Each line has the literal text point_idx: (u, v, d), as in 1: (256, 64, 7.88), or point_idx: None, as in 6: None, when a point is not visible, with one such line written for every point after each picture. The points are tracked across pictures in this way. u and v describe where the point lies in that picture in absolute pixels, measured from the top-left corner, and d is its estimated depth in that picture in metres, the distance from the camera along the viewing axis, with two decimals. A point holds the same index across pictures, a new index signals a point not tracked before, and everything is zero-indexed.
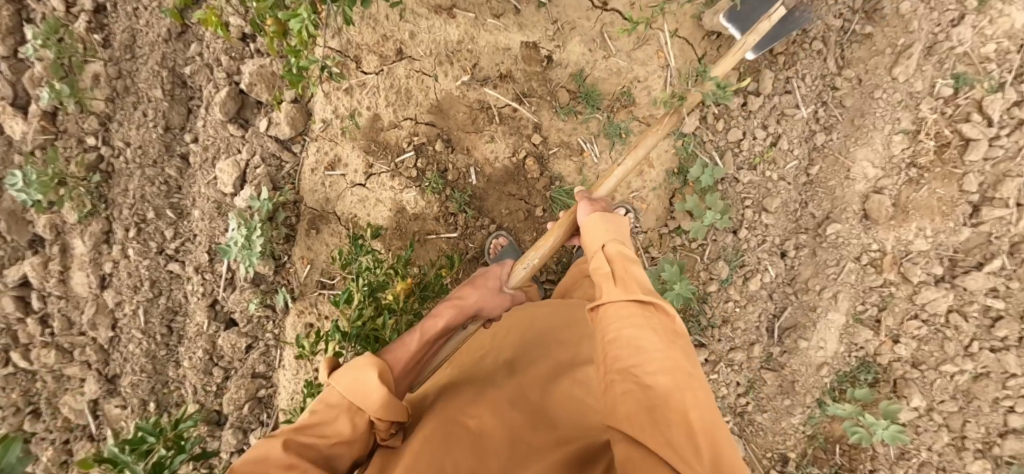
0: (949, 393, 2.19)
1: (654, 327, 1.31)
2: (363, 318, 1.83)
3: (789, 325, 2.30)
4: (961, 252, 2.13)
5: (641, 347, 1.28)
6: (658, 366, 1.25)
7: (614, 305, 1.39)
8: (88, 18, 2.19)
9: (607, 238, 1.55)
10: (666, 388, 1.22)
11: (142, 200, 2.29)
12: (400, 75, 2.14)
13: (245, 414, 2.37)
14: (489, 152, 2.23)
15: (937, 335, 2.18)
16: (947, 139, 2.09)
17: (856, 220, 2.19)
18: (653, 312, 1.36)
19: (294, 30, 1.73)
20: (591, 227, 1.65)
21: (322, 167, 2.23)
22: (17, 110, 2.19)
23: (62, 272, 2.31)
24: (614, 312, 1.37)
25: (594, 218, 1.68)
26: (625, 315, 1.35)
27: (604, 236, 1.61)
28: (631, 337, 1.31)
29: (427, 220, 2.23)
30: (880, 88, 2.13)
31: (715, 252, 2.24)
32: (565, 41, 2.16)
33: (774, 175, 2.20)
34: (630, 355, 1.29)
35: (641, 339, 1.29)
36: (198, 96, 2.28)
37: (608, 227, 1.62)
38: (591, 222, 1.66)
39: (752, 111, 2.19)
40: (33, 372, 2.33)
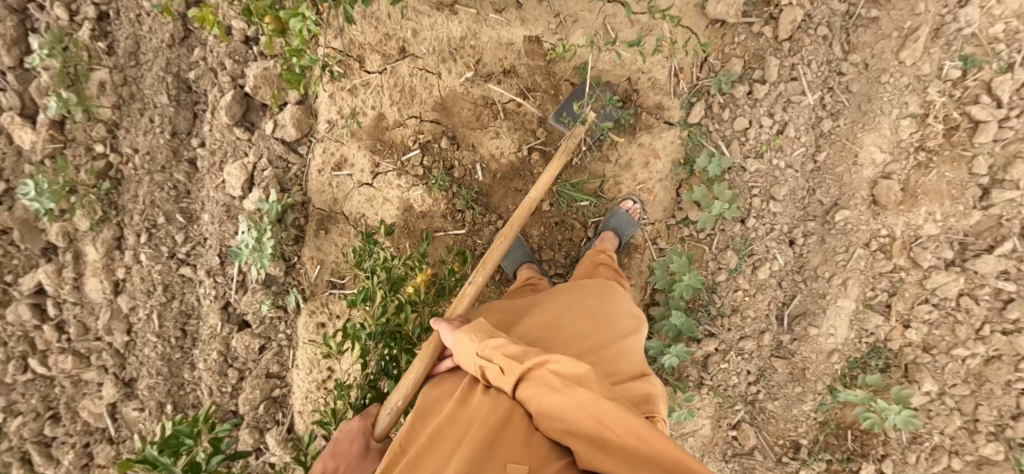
0: (960, 377, 2.19)
1: (559, 391, 1.41)
2: (387, 314, 1.90)
3: (799, 312, 2.29)
4: (972, 236, 2.12)
5: (559, 414, 1.39)
6: (585, 421, 1.37)
7: (521, 389, 1.47)
8: (91, 26, 2.20)
9: (480, 344, 1.55)
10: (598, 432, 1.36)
11: (152, 206, 2.31)
12: (404, 73, 2.14)
13: (261, 414, 2.40)
14: (494, 148, 2.22)
15: (948, 318, 2.18)
16: (957, 122, 2.07)
17: (865, 206, 2.17)
18: (552, 375, 1.44)
19: (296, 30, 1.72)
20: (458, 344, 1.63)
21: (328, 167, 2.24)
22: (26, 120, 2.20)
23: (76, 279, 2.33)
24: (525, 394, 1.45)
25: (456, 335, 1.65)
26: (531, 392, 1.44)
27: (471, 345, 1.59)
28: (547, 406, 1.41)
29: (435, 218, 2.23)
30: (887, 72, 2.11)
31: (723, 242, 2.23)
32: (568, 34, 2.15)
33: (781, 164, 2.16)
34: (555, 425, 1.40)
35: (559, 402, 1.39)
36: (203, 100, 2.30)
37: (475, 337, 1.60)
38: (454, 343, 1.64)
39: (758, 100, 2.15)
40: (51, 378, 2.37)
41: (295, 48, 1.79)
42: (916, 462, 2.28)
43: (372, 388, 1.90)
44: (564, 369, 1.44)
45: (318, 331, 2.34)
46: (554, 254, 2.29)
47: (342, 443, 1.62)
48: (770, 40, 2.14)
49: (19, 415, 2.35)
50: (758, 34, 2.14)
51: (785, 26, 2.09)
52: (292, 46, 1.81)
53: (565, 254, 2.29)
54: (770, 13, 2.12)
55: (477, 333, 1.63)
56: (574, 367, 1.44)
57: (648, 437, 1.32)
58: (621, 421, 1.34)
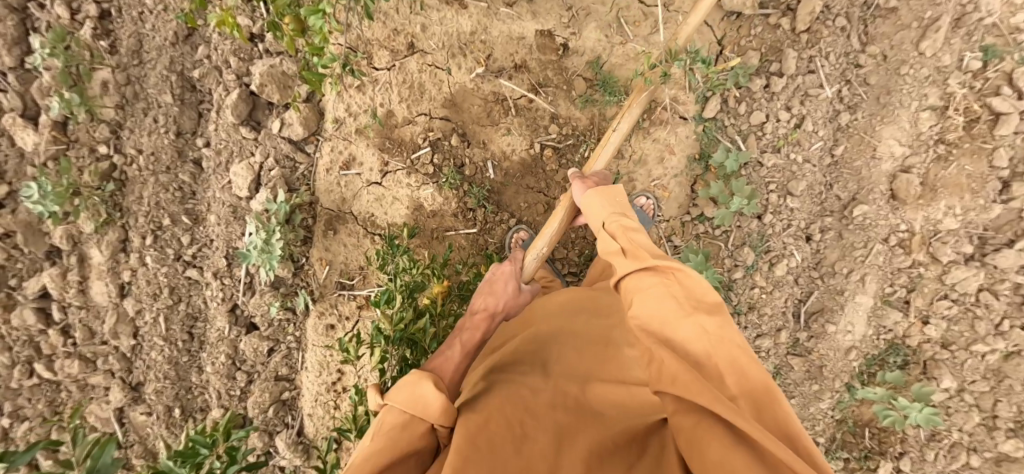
0: (980, 373, 2.16)
1: (677, 298, 1.34)
2: (404, 321, 1.85)
3: (815, 309, 2.26)
4: (992, 230, 2.08)
5: (669, 319, 1.31)
6: (696, 336, 1.27)
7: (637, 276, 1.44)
8: (93, 24, 2.15)
9: (609, 213, 1.64)
10: (704, 355, 1.25)
11: (157, 207, 2.27)
12: (412, 70, 2.10)
13: (270, 417, 2.37)
14: (506, 145, 2.18)
15: (967, 314, 2.14)
16: (977, 114, 2.03)
17: (883, 200, 2.14)
18: (675, 283, 1.37)
19: (317, 27, 1.69)
20: (590, 203, 1.75)
21: (336, 167, 2.20)
22: (27, 121, 2.16)
23: (80, 282, 2.30)
24: (633, 286, 1.44)
25: (590, 195, 1.76)
26: (649, 286, 1.39)
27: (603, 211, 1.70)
28: (655, 304, 1.35)
29: (446, 216, 2.19)
30: (906, 63, 2.06)
31: (739, 239, 2.19)
32: (581, 27, 2.10)
33: (799, 158, 2.13)
34: (661, 326, 1.32)
35: (671, 306, 1.32)
36: (208, 99, 2.26)
37: (607, 203, 1.71)
38: (586, 200, 1.76)
39: (775, 93, 2.12)
40: (57, 382, 2.34)
41: (316, 46, 1.76)
42: (935, 459, 2.25)
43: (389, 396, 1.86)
44: (693, 284, 1.35)
45: (327, 333, 2.31)
46: (568, 253, 2.25)
47: (497, 282, 1.85)
48: (787, 32, 2.10)
49: (25, 421, 2.32)
50: (775, 26, 2.11)
51: (803, 17, 2.06)
52: (312, 45, 1.78)
53: (579, 253, 2.25)
54: (787, 6, 2.09)
55: (612, 200, 1.73)
56: (704, 289, 1.35)
57: (759, 383, 1.22)
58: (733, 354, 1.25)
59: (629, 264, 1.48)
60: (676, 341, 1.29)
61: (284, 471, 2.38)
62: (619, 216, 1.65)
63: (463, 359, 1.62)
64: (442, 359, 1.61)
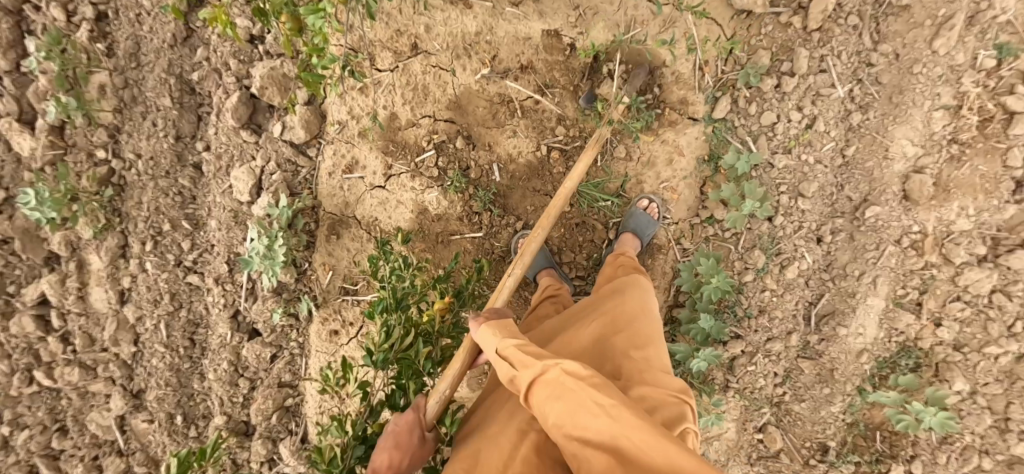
0: (993, 375, 2.13)
1: (574, 391, 1.40)
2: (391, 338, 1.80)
3: (826, 312, 2.22)
4: (1005, 230, 2.05)
5: (579, 418, 1.38)
6: (601, 432, 1.35)
7: (538, 391, 1.45)
8: (89, 26, 2.11)
9: (500, 341, 1.55)
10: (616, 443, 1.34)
11: (157, 212, 2.23)
12: (416, 71, 2.06)
13: (274, 423, 2.35)
14: (511, 148, 2.13)
15: (980, 316, 2.12)
16: (991, 113, 2.00)
17: (896, 201, 2.10)
18: (564, 377, 1.43)
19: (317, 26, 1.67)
20: (483, 338, 1.64)
21: (338, 170, 2.16)
22: (24, 126, 2.12)
23: (79, 289, 2.26)
24: (540, 397, 1.44)
25: (484, 328, 1.65)
26: (548, 395, 1.43)
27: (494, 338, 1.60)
28: (560, 412, 1.40)
29: (451, 220, 2.15)
30: (919, 62, 2.03)
31: (750, 241, 2.15)
32: (588, 27, 2.04)
33: (810, 159, 2.09)
34: (568, 431, 1.39)
35: (571, 411, 1.39)
36: (207, 102, 2.21)
37: (497, 333, 1.60)
38: (479, 335, 1.65)
39: (787, 92, 2.08)
40: (57, 390, 2.31)
41: (316, 46, 1.74)
42: (947, 462, 2.22)
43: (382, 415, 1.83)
44: (581, 376, 1.42)
45: (330, 339, 2.27)
46: (575, 257, 2.22)
47: (400, 434, 1.64)
48: (799, 30, 2.06)
49: (25, 430, 2.28)
50: (786, 25, 2.06)
51: (815, 16, 2.02)
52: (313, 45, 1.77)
53: (586, 256, 2.21)
54: (799, 4, 2.04)
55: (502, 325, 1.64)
56: (592, 376, 1.43)
57: (680, 464, 1.28)
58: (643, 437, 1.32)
59: (530, 373, 1.47)
60: (588, 442, 1.37)
61: None
62: (513, 338, 1.57)
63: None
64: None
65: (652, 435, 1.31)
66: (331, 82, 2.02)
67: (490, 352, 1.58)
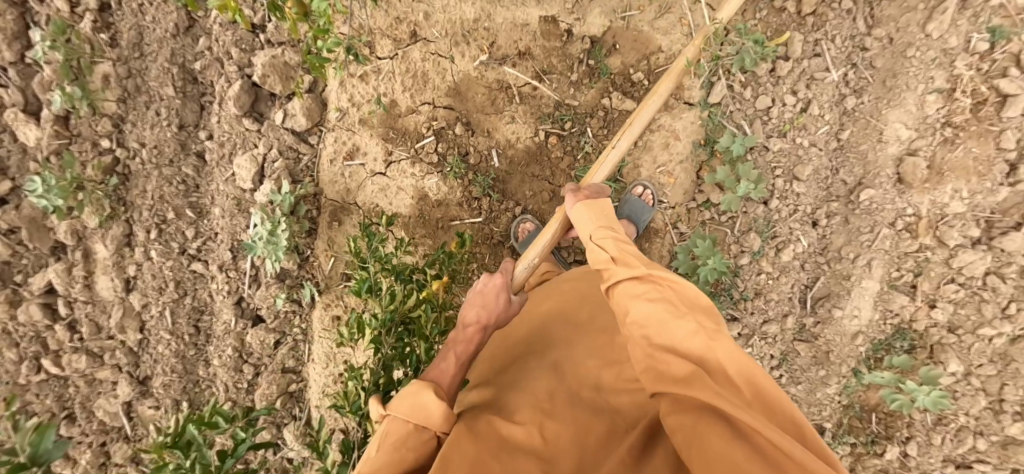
0: (986, 356, 2.16)
1: (675, 298, 1.39)
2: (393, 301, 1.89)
3: (822, 295, 2.26)
4: (999, 212, 2.07)
5: (665, 323, 1.34)
6: (690, 341, 1.30)
7: (631, 285, 1.46)
8: (93, 17, 2.14)
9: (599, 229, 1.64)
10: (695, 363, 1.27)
11: (161, 201, 2.27)
12: (415, 58, 2.07)
13: (278, 409, 2.38)
14: (509, 134, 2.15)
15: (973, 297, 2.14)
16: (984, 96, 2.02)
17: (890, 184, 2.13)
18: (667, 284, 1.43)
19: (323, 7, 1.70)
20: (581, 218, 1.75)
21: (340, 158, 2.19)
22: (30, 116, 2.15)
23: (86, 277, 2.30)
24: (632, 292, 1.45)
25: (582, 207, 1.76)
26: (641, 293, 1.43)
27: (594, 223, 1.71)
28: (650, 310, 1.38)
29: (451, 206, 2.18)
30: (912, 46, 2.05)
31: (745, 224, 2.17)
32: (585, 13, 2.06)
33: (805, 142, 2.12)
34: (650, 337, 1.34)
35: (663, 313, 1.35)
36: (210, 91, 2.24)
37: (596, 219, 1.71)
38: (577, 211, 1.76)
39: (781, 77, 2.10)
40: (65, 378, 2.34)
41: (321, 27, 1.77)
42: (941, 443, 2.26)
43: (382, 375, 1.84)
44: (683, 291, 1.41)
45: (333, 324, 2.31)
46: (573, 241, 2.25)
47: (488, 294, 1.75)
48: (793, 15, 2.10)
49: (34, 416, 2.32)
50: (780, 10, 2.10)
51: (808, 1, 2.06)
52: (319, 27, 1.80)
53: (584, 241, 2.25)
54: None
55: (602, 209, 1.75)
56: (696, 295, 1.41)
57: (764, 387, 1.23)
58: (727, 354, 1.27)
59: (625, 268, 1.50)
60: (666, 351, 1.31)
61: (292, 463, 2.39)
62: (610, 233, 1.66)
63: (456, 373, 1.55)
64: (433, 370, 1.55)
65: (734, 352, 1.27)
66: (336, 65, 2.05)
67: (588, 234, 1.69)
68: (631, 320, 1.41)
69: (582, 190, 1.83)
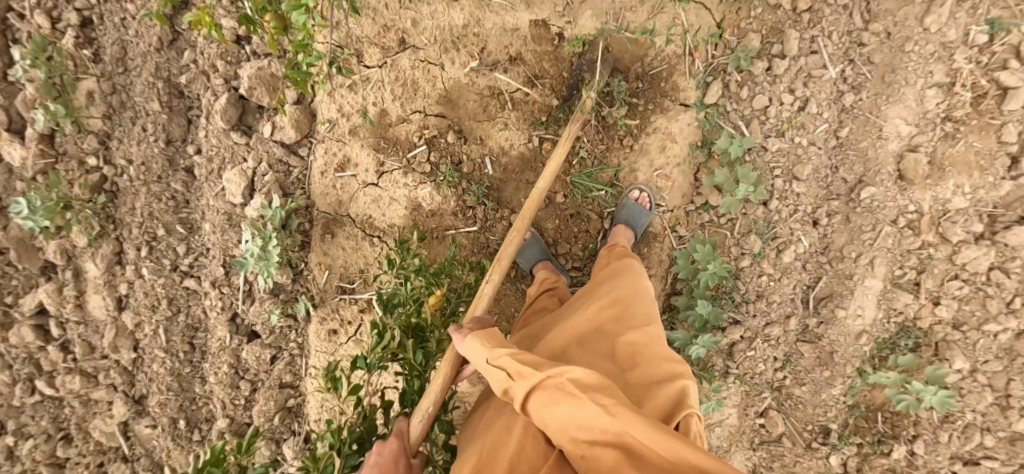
0: (992, 352, 2.14)
1: (577, 393, 1.38)
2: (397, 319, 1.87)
3: (825, 294, 2.22)
4: (1002, 207, 2.05)
5: (583, 422, 1.35)
6: (604, 431, 1.33)
7: (533, 399, 1.44)
8: (75, 33, 2.09)
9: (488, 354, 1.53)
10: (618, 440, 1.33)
11: (151, 218, 2.23)
12: (404, 66, 2.03)
13: (276, 425, 2.35)
14: (502, 141, 2.09)
15: (978, 293, 2.12)
16: (985, 89, 2.00)
17: (891, 181, 2.10)
18: (567, 382, 1.41)
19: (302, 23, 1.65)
20: (470, 350, 1.61)
21: (331, 169, 2.15)
22: (14, 135, 2.10)
23: (77, 297, 2.26)
24: (540, 405, 1.42)
25: (470, 341, 1.62)
26: (547, 400, 1.41)
27: (484, 349, 1.57)
28: (562, 415, 1.37)
29: (445, 215, 2.14)
30: (911, 40, 2.01)
31: (745, 226, 2.12)
32: (576, 16, 2.00)
33: (804, 141, 2.02)
34: (573, 439, 1.37)
35: (571, 412, 1.36)
36: (197, 105, 2.20)
37: (485, 343, 1.59)
38: (466, 348, 1.61)
39: (777, 76, 2.00)
40: (59, 399, 2.31)
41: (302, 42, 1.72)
42: (948, 441, 2.23)
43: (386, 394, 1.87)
44: (581, 381, 1.40)
45: (329, 338, 2.27)
46: (570, 247, 2.19)
47: (393, 451, 1.61)
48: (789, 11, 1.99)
49: (29, 439, 2.29)
50: (775, 6, 1.98)
51: None
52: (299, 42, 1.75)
53: (582, 247, 2.19)
54: None
55: (489, 336, 1.62)
56: (591, 378, 1.41)
57: (687, 455, 1.27)
58: (638, 427, 1.31)
59: (522, 387, 1.45)
60: (591, 443, 1.36)
61: None
62: (502, 348, 1.55)
63: None
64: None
65: (649, 426, 1.30)
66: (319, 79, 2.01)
67: (483, 365, 1.55)
68: (550, 428, 1.41)
69: (465, 325, 1.69)
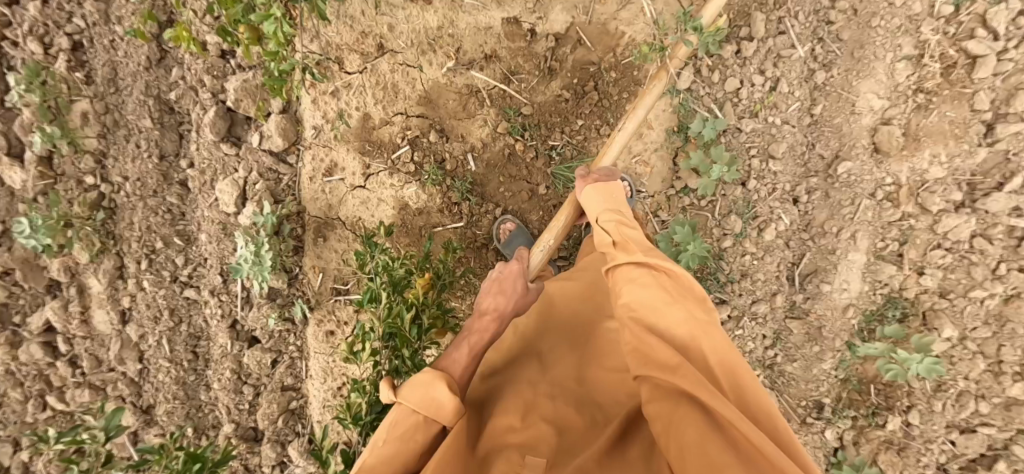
0: (980, 319, 2.19)
1: (667, 286, 1.35)
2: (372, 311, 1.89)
3: (809, 270, 2.26)
4: (980, 175, 2.12)
5: (658, 307, 1.32)
6: (679, 326, 1.30)
7: (626, 270, 1.43)
8: (67, 56, 2.16)
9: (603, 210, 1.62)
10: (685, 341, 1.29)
11: (149, 231, 2.31)
12: (384, 70, 2.09)
13: (281, 427, 2.42)
14: (483, 137, 2.14)
15: (963, 261, 2.18)
16: (953, 59, 2.06)
17: (867, 155, 2.13)
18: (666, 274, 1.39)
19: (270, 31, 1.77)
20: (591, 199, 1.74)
21: (319, 174, 2.21)
22: (13, 159, 2.17)
23: (82, 313, 2.33)
24: (626, 277, 1.42)
25: (591, 188, 1.76)
26: (639, 276, 1.39)
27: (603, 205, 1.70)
28: (642, 295, 1.36)
29: (432, 213, 2.19)
30: (877, 15, 2.05)
31: (725, 207, 2.15)
32: (546, 11, 2.02)
33: (777, 120, 2.06)
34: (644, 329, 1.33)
35: (653, 296, 1.34)
36: (187, 119, 2.27)
37: (606, 197, 1.70)
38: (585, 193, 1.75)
39: (747, 58, 2.05)
40: (70, 413, 2.38)
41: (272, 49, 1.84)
42: (943, 410, 2.26)
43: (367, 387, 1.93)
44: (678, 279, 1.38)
45: (327, 339, 2.35)
46: None
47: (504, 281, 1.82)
48: None
49: (43, 454, 2.36)
50: None
51: None
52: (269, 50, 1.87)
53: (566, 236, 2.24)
54: None
55: (612, 200, 1.71)
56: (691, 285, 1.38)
57: (743, 378, 1.25)
58: (712, 347, 1.28)
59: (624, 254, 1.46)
60: (654, 336, 1.31)
61: None
62: (613, 214, 1.63)
63: (469, 363, 1.59)
64: (449, 359, 1.58)
65: (722, 344, 1.28)
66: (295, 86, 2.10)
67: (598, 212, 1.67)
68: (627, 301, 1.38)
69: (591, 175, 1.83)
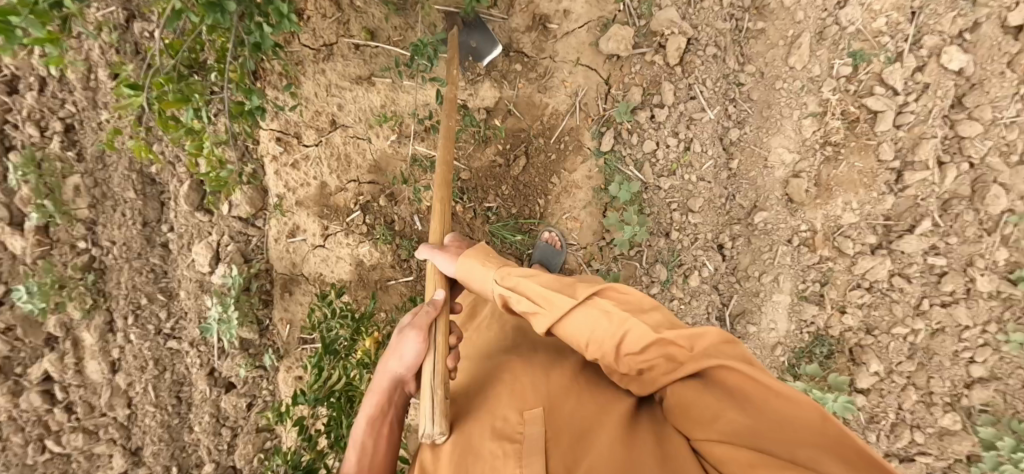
0: (904, 354, 2.36)
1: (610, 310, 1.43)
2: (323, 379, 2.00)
3: (738, 311, 2.45)
4: (894, 218, 2.31)
5: (612, 333, 1.40)
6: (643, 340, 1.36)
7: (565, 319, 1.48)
8: (60, 138, 2.43)
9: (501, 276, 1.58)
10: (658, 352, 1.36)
11: (134, 289, 2.56)
12: (338, 143, 2.33)
13: (257, 466, 2.64)
14: (427, 199, 2.40)
15: (885, 298, 2.35)
16: (856, 115, 2.22)
17: (781, 205, 2.31)
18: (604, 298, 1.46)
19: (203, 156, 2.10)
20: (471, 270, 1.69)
21: (283, 236, 2.45)
22: (14, 229, 2.39)
23: (77, 364, 2.56)
24: (572, 323, 1.47)
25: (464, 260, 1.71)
26: (584, 316, 1.45)
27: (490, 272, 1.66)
28: (595, 329, 1.43)
29: (385, 268, 2.44)
30: (780, 78, 2.25)
31: (651, 256, 2.32)
32: (477, 87, 2.23)
33: (693, 178, 2.27)
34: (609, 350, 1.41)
35: (610, 324, 1.41)
36: (167, 189, 2.55)
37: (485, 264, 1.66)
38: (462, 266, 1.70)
39: (660, 123, 2.23)
40: (67, 456, 2.59)
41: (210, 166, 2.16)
42: (877, 440, 2.45)
43: (309, 448, 2.03)
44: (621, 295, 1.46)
45: (297, 383, 2.57)
46: None
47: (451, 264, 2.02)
48: (663, 67, 2.21)
49: None
50: (651, 63, 2.21)
51: (672, 54, 2.18)
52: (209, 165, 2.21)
53: None
54: (658, 43, 2.19)
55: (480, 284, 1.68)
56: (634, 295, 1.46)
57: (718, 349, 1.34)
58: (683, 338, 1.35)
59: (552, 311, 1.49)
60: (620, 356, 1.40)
61: None
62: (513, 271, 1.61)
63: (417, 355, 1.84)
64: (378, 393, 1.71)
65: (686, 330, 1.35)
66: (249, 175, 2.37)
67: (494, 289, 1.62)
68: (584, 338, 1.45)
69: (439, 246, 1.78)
